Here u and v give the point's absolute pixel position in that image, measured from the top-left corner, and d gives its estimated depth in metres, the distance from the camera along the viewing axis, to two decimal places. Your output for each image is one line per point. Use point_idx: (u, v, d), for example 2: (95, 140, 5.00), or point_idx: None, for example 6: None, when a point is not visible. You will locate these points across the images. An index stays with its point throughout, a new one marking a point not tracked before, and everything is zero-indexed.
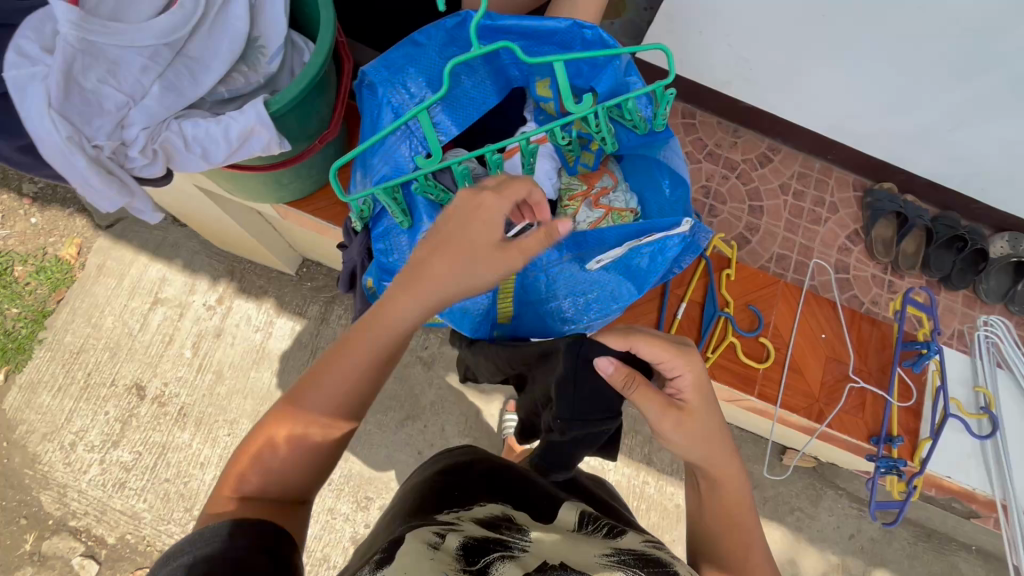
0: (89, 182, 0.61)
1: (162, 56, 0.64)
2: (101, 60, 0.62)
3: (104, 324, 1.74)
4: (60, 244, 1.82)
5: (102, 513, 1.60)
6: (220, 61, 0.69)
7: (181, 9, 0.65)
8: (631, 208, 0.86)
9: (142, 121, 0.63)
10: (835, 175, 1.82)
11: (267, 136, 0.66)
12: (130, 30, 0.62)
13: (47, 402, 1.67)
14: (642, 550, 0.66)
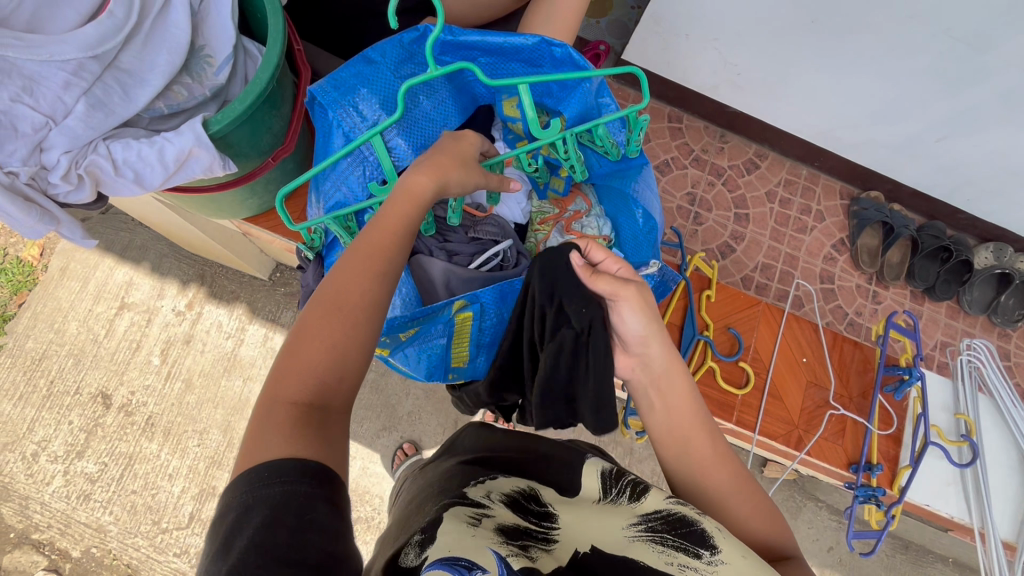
0: (4, 213, 0.56)
1: (88, 69, 0.59)
2: (15, 76, 0.56)
3: (68, 330, 1.67)
4: (21, 245, 1.75)
5: (65, 526, 1.55)
6: (157, 74, 0.64)
7: (110, 18, 0.59)
8: (603, 235, 0.89)
9: (64, 143, 0.58)
10: (821, 183, 1.80)
11: (207, 158, 0.62)
12: (49, 43, 0.56)
13: (6, 410, 1.61)
14: (667, 507, 0.64)
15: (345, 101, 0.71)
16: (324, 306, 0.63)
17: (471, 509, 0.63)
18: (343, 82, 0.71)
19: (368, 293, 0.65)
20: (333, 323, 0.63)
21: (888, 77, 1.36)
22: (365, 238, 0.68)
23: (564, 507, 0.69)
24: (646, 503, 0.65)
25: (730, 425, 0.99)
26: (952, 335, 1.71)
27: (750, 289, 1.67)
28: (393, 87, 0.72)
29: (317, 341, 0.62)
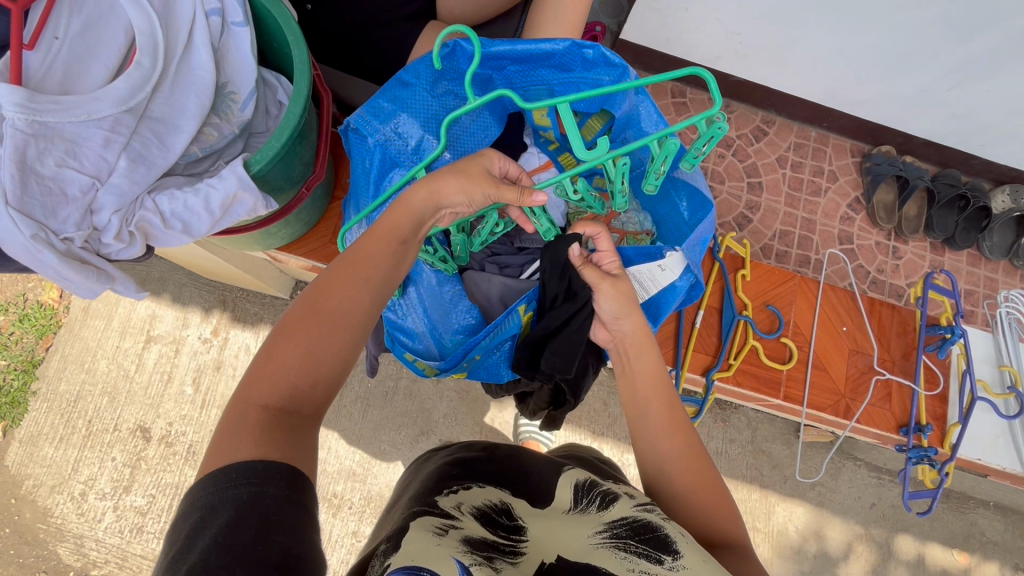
0: (64, 277, 0.59)
1: (124, 123, 0.61)
2: (58, 140, 0.58)
3: (98, 368, 1.68)
4: (39, 288, 1.75)
5: (123, 560, 1.58)
6: (189, 118, 0.66)
7: (139, 69, 0.61)
8: (644, 230, 0.93)
9: (113, 202, 0.62)
10: (831, 143, 1.78)
11: (251, 200, 0.65)
12: (86, 103, 0.59)
13: (50, 453, 1.63)
14: (634, 514, 0.67)
15: (380, 124, 0.82)
16: (300, 315, 0.64)
17: (438, 518, 0.63)
18: (382, 109, 0.81)
19: (345, 305, 0.66)
20: (307, 333, 0.63)
21: (895, 32, 1.34)
22: (345, 261, 0.69)
23: (535, 518, 0.70)
24: (612, 511, 0.69)
25: (778, 401, 1.00)
26: (975, 283, 1.71)
27: (770, 258, 1.67)
28: (429, 107, 0.83)
29: (291, 349, 0.62)
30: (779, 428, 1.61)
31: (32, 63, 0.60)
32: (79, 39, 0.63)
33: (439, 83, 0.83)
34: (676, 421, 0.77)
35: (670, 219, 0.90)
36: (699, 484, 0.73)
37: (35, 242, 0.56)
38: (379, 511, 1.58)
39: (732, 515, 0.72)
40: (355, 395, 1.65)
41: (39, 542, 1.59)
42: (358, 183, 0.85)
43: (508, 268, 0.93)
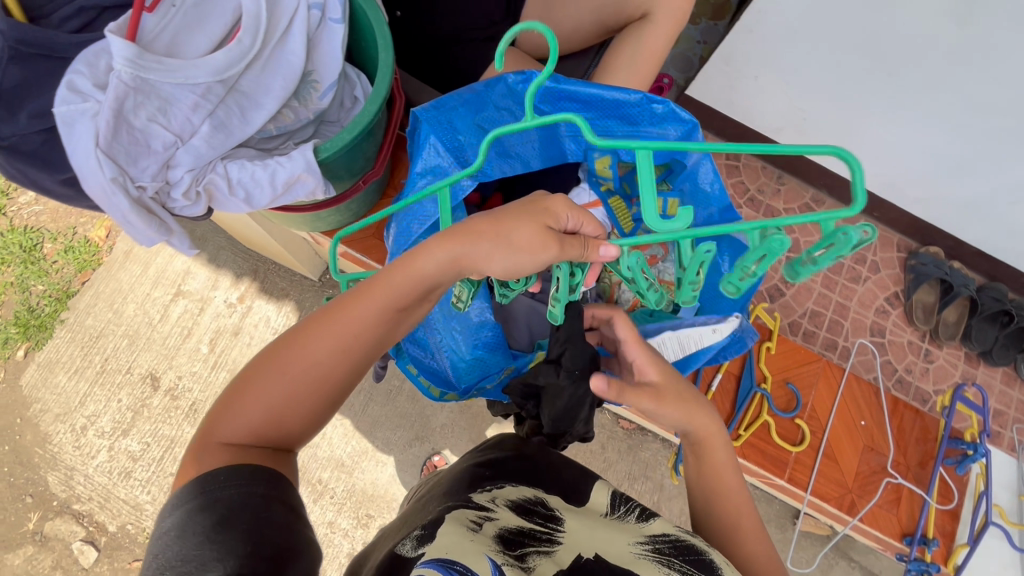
0: (129, 222, 0.63)
1: (215, 92, 0.66)
2: (153, 97, 0.63)
3: (125, 311, 1.74)
4: (90, 225, 1.84)
5: (105, 500, 1.60)
6: (272, 98, 0.70)
7: (240, 46, 0.66)
8: (679, 285, 0.94)
9: (189, 162, 0.66)
10: (878, 234, 1.76)
11: (313, 183, 0.68)
12: (187, 67, 0.63)
13: (62, 382, 1.68)
14: (676, 533, 0.72)
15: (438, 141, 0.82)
16: (269, 363, 0.67)
17: (473, 513, 0.68)
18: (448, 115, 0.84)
19: (320, 346, 0.68)
20: (280, 377, 0.67)
21: (962, 137, 1.33)
22: (382, 269, 0.71)
23: (570, 513, 0.76)
24: (652, 527, 0.74)
25: (781, 481, 0.98)
26: (1005, 403, 1.65)
27: (797, 336, 1.64)
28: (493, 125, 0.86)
29: (275, 391, 0.66)
30: (775, 510, 1.56)
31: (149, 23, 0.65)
32: (193, 8, 0.68)
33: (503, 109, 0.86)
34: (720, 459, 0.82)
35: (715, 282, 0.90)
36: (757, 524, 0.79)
37: (113, 185, 0.60)
38: (358, 506, 1.58)
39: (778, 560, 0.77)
40: (360, 387, 1.67)
41: (32, 465, 1.63)
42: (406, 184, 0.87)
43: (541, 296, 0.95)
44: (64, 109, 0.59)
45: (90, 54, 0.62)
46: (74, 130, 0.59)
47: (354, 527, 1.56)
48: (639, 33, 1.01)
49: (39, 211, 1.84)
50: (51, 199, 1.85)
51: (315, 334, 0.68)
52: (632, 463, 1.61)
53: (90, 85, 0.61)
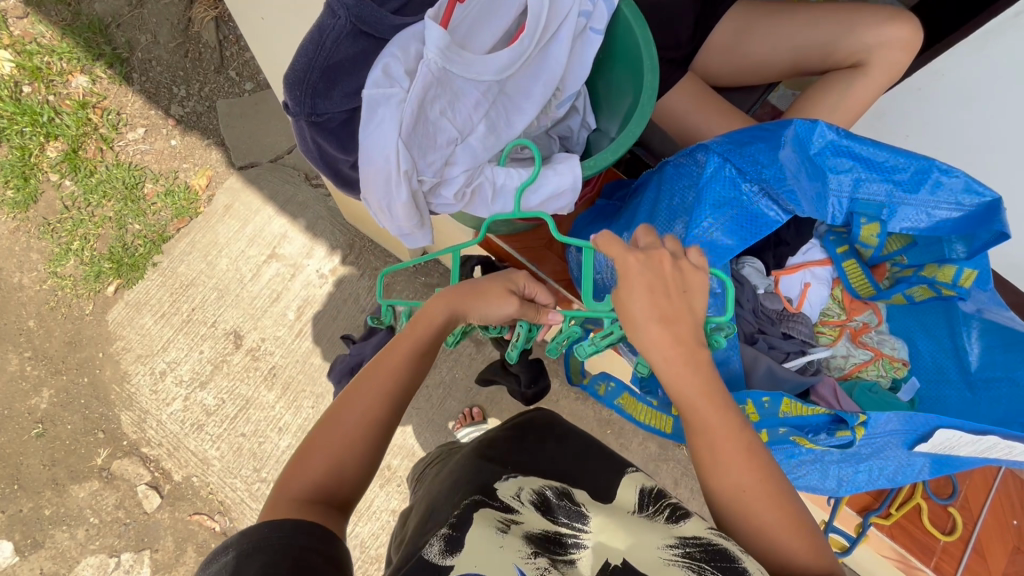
0: (398, 212, 0.63)
1: (492, 92, 0.66)
2: (446, 91, 0.62)
3: (218, 265, 1.74)
4: (192, 172, 1.85)
5: (174, 449, 1.61)
6: (532, 103, 0.70)
7: (520, 47, 0.65)
8: (904, 358, 0.94)
9: (464, 161, 0.66)
10: None
11: (567, 201, 0.69)
12: (480, 66, 0.62)
13: (148, 324, 1.69)
14: (709, 537, 0.67)
15: (750, 186, 0.80)
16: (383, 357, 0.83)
17: (499, 515, 0.69)
18: (735, 146, 0.81)
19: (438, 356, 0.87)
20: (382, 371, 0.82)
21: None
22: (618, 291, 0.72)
23: (599, 510, 0.74)
24: (683, 528, 0.70)
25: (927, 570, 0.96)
26: None
27: None
28: (762, 167, 0.79)
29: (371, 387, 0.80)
30: None
31: (460, 28, 0.65)
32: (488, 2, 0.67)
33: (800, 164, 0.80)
34: (772, 488, 0.70)
35: (933, 355, 1.00)
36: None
37: (403, 176, 0.60)
38: None
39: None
40: (440, 379, 1.65)
41: (108, 402, 1.63)
42: (655, 214, 0.85)
43: (777, 352, 0.89)
44: (375, 93, 0.57)
45: (402, 40, 0.59)
46: (382, 117, 0.58)
47: None
48: (848, 82, 0.99)
49: (144, 149, 1.86)
50: (158, 139, 1.87)
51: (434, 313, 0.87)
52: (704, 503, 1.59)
53: (402, 73, 0.58)
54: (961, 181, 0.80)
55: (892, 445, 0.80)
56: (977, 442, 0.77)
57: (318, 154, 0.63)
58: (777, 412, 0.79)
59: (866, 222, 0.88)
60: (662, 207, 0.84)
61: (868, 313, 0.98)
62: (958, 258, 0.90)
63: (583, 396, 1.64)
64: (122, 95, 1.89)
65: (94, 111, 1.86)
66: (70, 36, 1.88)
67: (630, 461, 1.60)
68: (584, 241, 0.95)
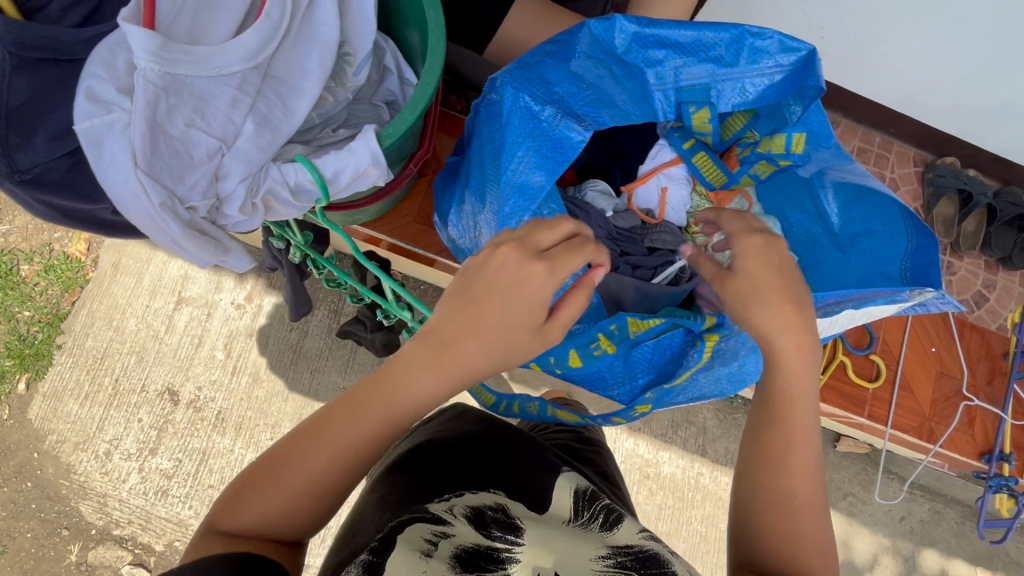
0: (183, 245, 0.67)
1: (250, 81, 0.71)
2: (189, 101, 0.67)
3: (127, 327, 1.63)
4: (66, 239, 1.69)
5: (147, 521, 1.56)
6: (310, 81, 0.75)
7: (268, 25, 0.71)
8: (778, 236, 0.94)
9: (240, 171, 0.71)
10: (895, 149, 1.72)
11: (377, 175, 0.72)
12: (221, 61, 0.68)
13: (74, 410, 1.59)
14: (640, 544, 0.70)
15: (546, 107, 0.78)
16: (318, 424, 0.66)
17: (429, 530, 0.66)
18: (529, 65, 0.81)
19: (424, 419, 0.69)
20: (319, 441, 0.65)
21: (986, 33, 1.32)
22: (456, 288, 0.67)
23: (530, 521, 0.74)
24: (616, 536, 0.72)
25: (861, 413, 1.17)
26: None
27: None
28: (557, 73, 0.80)
29: (311, 458, 0.64)
30: (816, 436, 1.62)
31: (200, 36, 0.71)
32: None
33: (599, 65, 0.83)
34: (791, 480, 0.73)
35: (804, 226, 0.98)
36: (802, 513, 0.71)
37: (162, 209, 0.64)
38: None
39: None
40: None
41: (62, 498, 1.56)
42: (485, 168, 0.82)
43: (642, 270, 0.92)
44: (94, 126, 0.63)
45: (109, 57, 0.65)
46: (113, 149, 0.63)
47: None
48: None
49: (5, 230, 1.69)
50: (16, 215, 1.69)
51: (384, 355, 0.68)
52: (675, 410, 1.63)
53: (119, 96, 0.64)
54: (777, 44, 0.81)
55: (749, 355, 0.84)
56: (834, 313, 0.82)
57: (56, 212, 0.75)
58: (629, 334, 0.85)
59: (696, 110, 0.88)
60: (487, 167, 0.82)
61: (738, 199, 0.94)
62: (791, 122, 0.89)
63: None
64: None
65: None
66: None
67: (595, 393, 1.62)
68: (443, 208, 0.93)
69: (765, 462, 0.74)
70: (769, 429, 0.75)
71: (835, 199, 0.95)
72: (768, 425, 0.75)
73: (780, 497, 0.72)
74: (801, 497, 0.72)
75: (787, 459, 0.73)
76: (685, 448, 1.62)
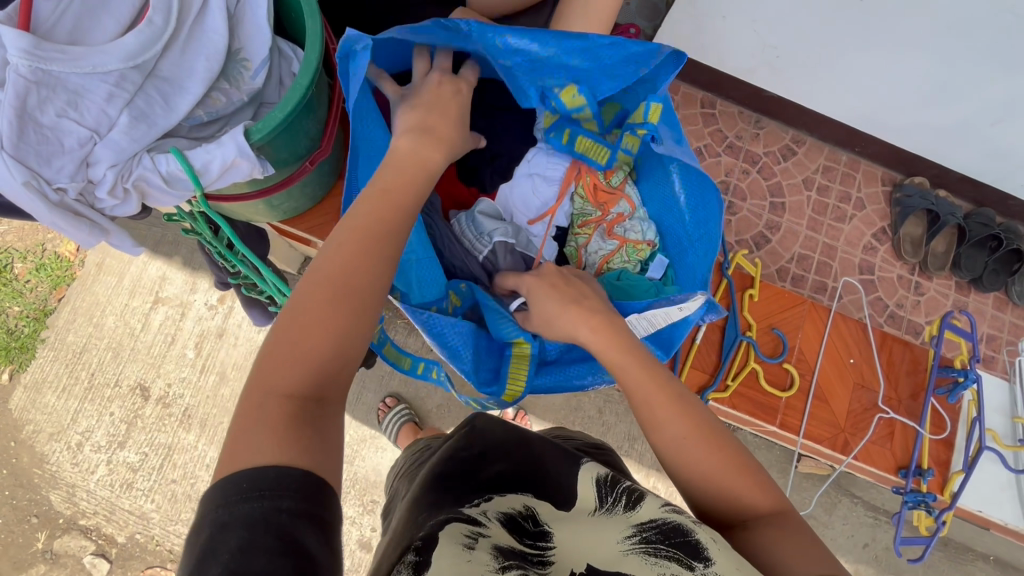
0: (57, 224, 0.69)
1: (129, 79, 0.72)
2: (61, 92, 0.69)
3: (106, 324, 1.71)
4: (58, 240, 1.79)
5: (111, 513, 1.60)
6: (196, 82, 0.77)
7: (150, 29, 0.73)
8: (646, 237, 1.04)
9: (110, 159, 0.71)
10: (862, 169, 1.72)
11: (249, 166, 0.74)
12: (96, 57, 0.69)
13: (52, 402, 1.67)
14: (663, 515, 0.66)
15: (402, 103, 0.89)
16: (259, 405, 0.57)
17: (466, 528, 0.65)
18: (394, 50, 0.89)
19: (362, 352, 0.64)
20: (265, 419, 0.56)
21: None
22: (344, 232, 0.67)
23: (561, 522, 0.70)
24: (641, 512, 0.68)
25: (776, 423, 1.30)
26: (999, 328, 1.65)
27: (786, 282, 1.63)
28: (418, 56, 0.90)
29: (264, 439, 0.54)
30: (776, 456, 1.59)
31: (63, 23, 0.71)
32: None
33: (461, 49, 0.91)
34: (715, 439, 0.73)
35: (676, 225, 1.05)
36: (729, 469, 0.71)
37: (27, 188, 0.65)
38: (362, 494, 1.57)
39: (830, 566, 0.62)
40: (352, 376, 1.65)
41: (33, 486, 1.62)
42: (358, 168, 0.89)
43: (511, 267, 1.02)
44: None
45: None
46: None
47: (360, 514, 1.56)
48: None
49: (3, 230, 1.80)
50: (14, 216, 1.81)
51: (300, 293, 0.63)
52: (631, 423, 1.62)
53: None
54: (609, 43, 0.89)
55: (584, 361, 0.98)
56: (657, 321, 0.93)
57: None
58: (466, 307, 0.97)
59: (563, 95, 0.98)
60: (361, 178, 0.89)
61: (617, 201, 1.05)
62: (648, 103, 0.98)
63: None
64: None
65: None
66: None
67: (550, 403, 1.62)
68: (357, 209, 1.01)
69: (672, 451, 0.73)
70: (657, 424, 0.75)
71: (679, 172, 1.00)
72: (650, 421, 0.75)
73: (704, 473, 0.71)
74: (720, 455, 0.71)
75: (685, 441, 0.72)
76: (641, 463, 1.60)
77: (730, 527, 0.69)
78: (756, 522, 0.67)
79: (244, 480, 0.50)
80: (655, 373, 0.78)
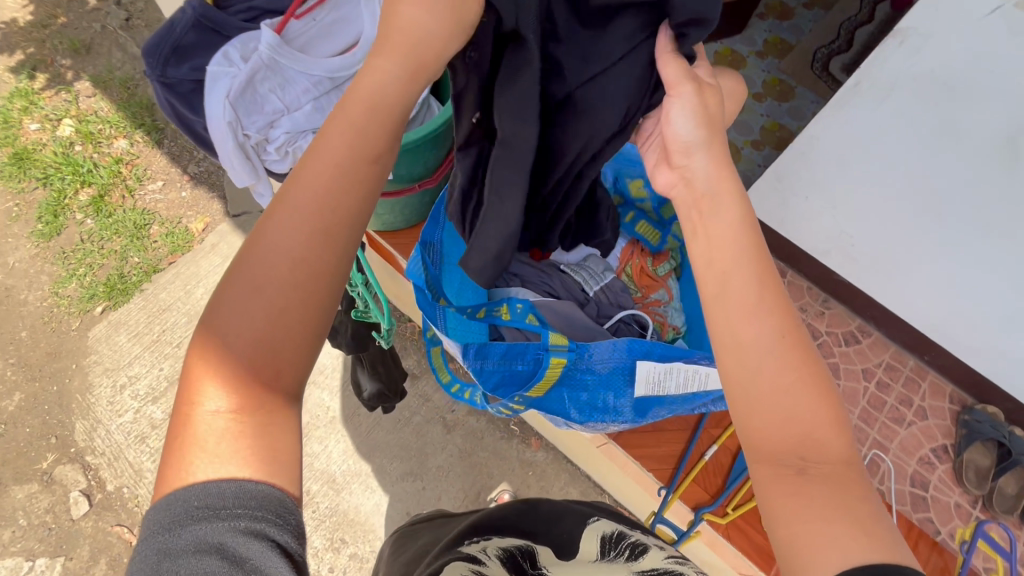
0: (232, 158, 0.95)
1: (323, 83, 0.99)
2: (278, 77, 0.96)
3: (195, 294, 1.94)
4: (193, 218, 2.13)
5: (114, 459, 1.68)
6: None
7: (351, 57, 1.00)
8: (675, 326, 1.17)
9: (287, 128, 0.98)
10: (929, 379, 1.66)
11: None
12: (310, 63, 0.97)
13: (121, 342, 1.87)
14: (665, 567, 0.70)
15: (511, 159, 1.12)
16: (193, 420, 0.58)
17: (466, 568, 0.65)
18: None
19: (293, 353, 0.60)
20: (200, 433, 0.56)
21: (1012, 258, 1.33)
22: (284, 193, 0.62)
23: (557, 568, 0.71)
24: (643, 563, 0.71)
25: None
26: None
27: None
28: None
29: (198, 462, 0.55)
30: None
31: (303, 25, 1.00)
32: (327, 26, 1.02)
33: None
34: (798, 352, 0.63)
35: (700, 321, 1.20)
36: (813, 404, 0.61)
37: (228, 127, 0.92)
38: (336, 528, 1.55)
39: (886, 541, 0.53)
40: (373, 409, 1.69)
41: (68, 410, 1.76)
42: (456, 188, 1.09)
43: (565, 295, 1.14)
44: (216, 69, 0.91)
45: (244, 39, 0.94)
46: (219, 84, 0.91)
47: (326, 548, 1.52)
48: None
49: (159, 198, 2.17)
50: (172, 192, 2.19)
51: (222, 304, 0.60)
52: None
53: (238, 58, 0.93)
54: None
55: (607, 389, 0.94)
56: (671, 373, 0.92)
57: (173, 113, 0.96)
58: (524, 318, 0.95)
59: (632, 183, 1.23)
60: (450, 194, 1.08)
61: (657, 287, 1.19)
62: None
63: (507, 435, 1.65)
64: (151, 156, 2.26)
65: (125, 167, 2.22)
66: (121, 112, 2.33)
67: None
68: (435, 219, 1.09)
69: (751, 356, 0.62)
70: (750, 323, 0.63)
71: None
72: (746, 310, 0.64)
73: (784, 388, 0.60)
74: (806, 382, 0.61)
75: (778, 345, 0.62)
76: None
77: (771, 457, 0.59)
78: (817, 471, 0.57)
79: (164, 506, 0.52)
80: (765, 261, 0.67)
